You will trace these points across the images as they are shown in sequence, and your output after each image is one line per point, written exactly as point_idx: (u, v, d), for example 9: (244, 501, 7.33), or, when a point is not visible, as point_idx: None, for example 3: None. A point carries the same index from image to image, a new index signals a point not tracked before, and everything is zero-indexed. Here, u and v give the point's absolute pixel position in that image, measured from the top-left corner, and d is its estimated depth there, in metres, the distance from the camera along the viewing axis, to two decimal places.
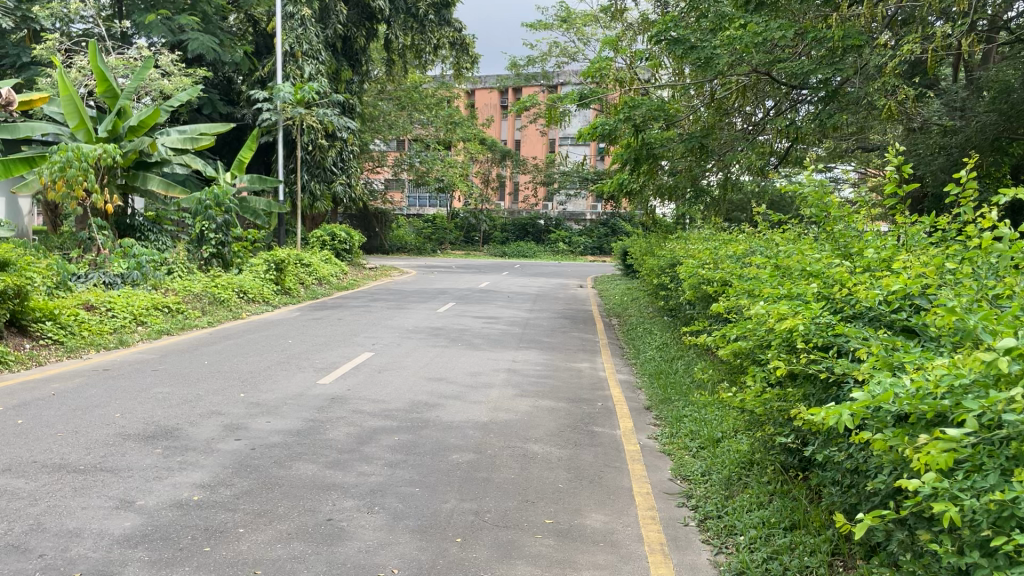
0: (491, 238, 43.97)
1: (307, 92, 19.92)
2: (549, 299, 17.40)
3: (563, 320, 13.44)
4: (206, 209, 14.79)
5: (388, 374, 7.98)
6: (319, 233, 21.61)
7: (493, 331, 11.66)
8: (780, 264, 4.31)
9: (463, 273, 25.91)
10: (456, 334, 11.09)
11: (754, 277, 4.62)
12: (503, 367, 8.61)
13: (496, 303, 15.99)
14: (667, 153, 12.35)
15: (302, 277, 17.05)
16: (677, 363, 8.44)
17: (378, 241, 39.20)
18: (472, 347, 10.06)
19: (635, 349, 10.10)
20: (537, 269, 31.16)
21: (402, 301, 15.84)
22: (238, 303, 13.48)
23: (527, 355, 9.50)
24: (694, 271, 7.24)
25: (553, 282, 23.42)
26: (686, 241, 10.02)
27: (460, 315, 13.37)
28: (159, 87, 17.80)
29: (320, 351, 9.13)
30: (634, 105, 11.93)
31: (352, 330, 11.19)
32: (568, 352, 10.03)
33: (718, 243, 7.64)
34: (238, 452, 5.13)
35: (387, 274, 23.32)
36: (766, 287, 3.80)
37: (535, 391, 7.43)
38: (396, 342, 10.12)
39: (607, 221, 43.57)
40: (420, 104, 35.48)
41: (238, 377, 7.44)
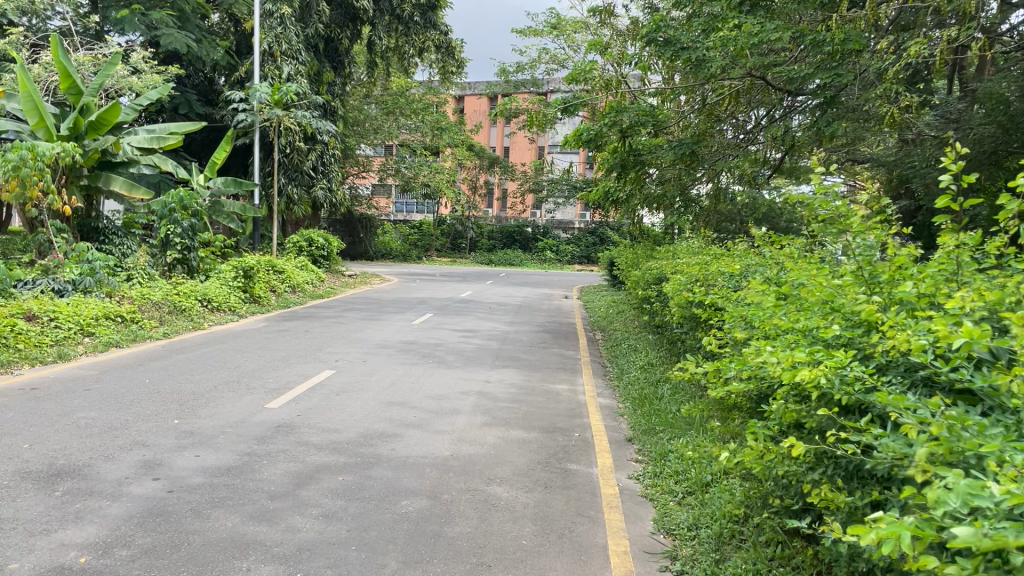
0: (478, 245, 43.28)
1: (285, 93, 19.15)
2: (532, 311, 16.71)
3: (544, 335, 12.75)
4: (171, 212, 13.99)
5: (346, 397, 7.27)
6: (295, 239, 20.87)
7: (470, 346, 10.95)
8: (784, 289, 3.66)
9: (445, 282, 25.19)
10: (429, 349, 10.38)
11: (752, 301, 3.97)
12: (474, 389, 7.91)
13: (476, 314, 15.28)
14: (656, 161, 11.71)
15: (274, 285, 16.30)
16: (662, 387, 7.79)
17: (362, 246, 38.39)
18: (444, 365, 9.35)
19: (618, 368, 9.45)
20: (524, 278, 30.49)
21: (378, 311, 15.10)
22: (201, 312, 12.71)
23: (501, 375, 8.80)
24: (682, 287, 6.59)
25: (538, 292, 22.72)
26: (676, 254, 9.37)
27: (435, 328, 12.66)
28: (127, 84, 17.03)
29: (276, 369, 8.41)
30: (620, 109, 11.06)
31: (318, 343, 10.45)
32: (547, 371, 9.33)
33: (709, 258, 6.99)
34: (152, 498, 4.45)
35: (366, 282, 22.57)
36: (771, 320, 3.16)
37: (506, 418, 6.73)
38: (361, 358, 9.40)
39: (596, 230, 42.92)
40: (407, 108, 34.77)
41: (175, 400, 6.73)
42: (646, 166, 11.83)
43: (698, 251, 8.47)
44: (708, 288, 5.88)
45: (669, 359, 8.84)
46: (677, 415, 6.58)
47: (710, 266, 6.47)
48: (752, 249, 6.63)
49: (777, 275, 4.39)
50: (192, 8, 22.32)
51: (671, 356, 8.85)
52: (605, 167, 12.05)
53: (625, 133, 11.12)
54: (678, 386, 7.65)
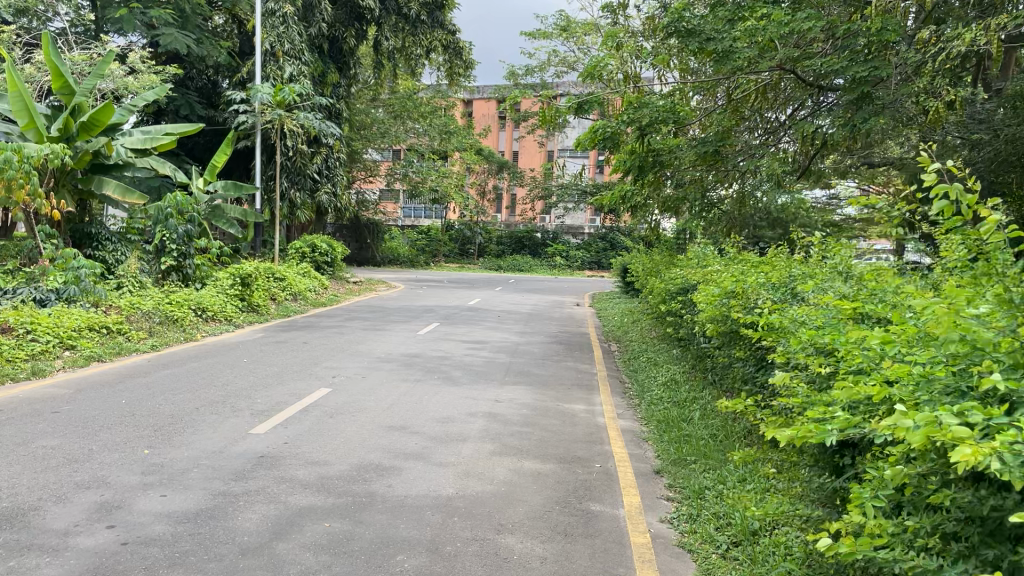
0: (486, 250, 42.61)
1: (287, 93, 18.56)
2: (542, 320, 15.99)
3: (557, 346, 12.02)
4: (165, 216, 13.26)
5: (341, 420, 6.56)
6: (298, 244, 20.21)
7: (476, 359, 10.26)
8: (875, 312, 3.03)
9: (452, 289, 24.46)
10: (433, 363, 9.68)
11: (826, 324, 3.33)
12: (482, 410, 7.20)
13: (484, 323, 14.56)
14: (676, 162, 11.01)
15: (274, 292, 15.66)
16: (690, 409, 7.10)
17: (369, 252, 37.73)
18: (449, 381, 8.65)
19: (638, 385, 8.75)
20: (533, 284, 29.73)
21: (381, 320, 14.40)
22: (195, 322, 12.06)
23: (511, 393, 8.09)
24: (713, 301, 5.90)
25: (548, 299, 22.01)
26: (702, 263, 8.69)
27: (441, 339, 11.94)
28: (122, 84, 16.42)
29: (268, 386, 7.72)
30: (638, 105, 10.30)
31: (315, 356, 9.78)
32: (560, 388, 8.60)
33: (743, 267, 6.30)
34: (101, 552, 3.76)
35: (372, 289, 21.88)
36: (871, 355, 2.55)
37: (518, 446, 6.01)
38: (360, 374, 8.69)
39: (606, 235, 42.15)
40: (414, 112, 34.16)
41: (149, 425, 6.04)
42: (665, 167, 11.14)
43: (728, 259, 7.79)
44: (748, 302, 5.20)
45: (695, 377, 8.15)
46: (713, 444, 5.87)
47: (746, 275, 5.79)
48: (790, 262, 5.96)
49: (848, 292, 3.75)
50: (193, 8, 21.73)
51: (698, 372, 8.17)
52: (621, 169, 11.35)
53: (644, 131, 10.42)
54: (709, 408, 6.96)
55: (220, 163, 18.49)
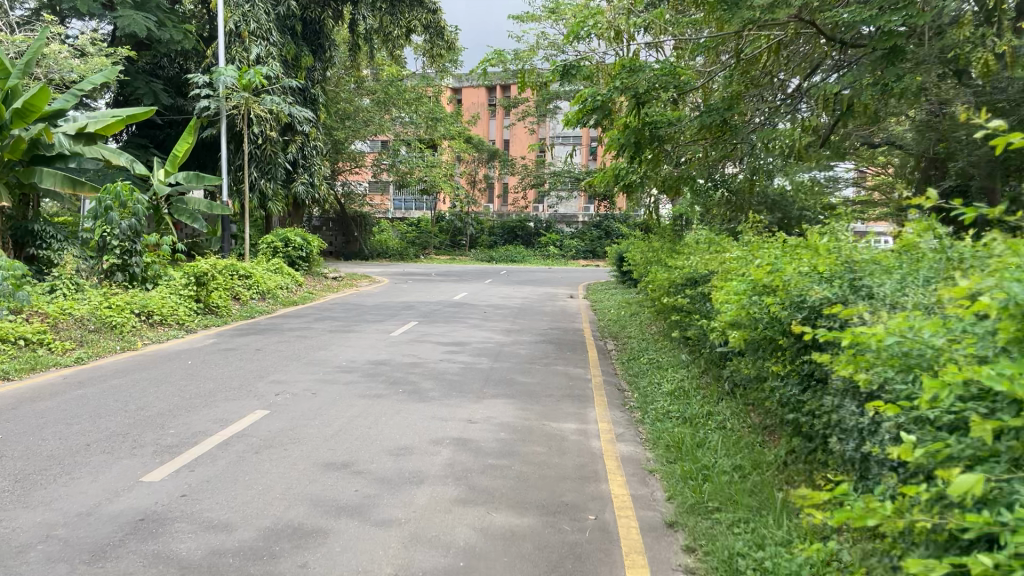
0: (478, 241, 41.20)
1: (252, 76, 17.14)
2: (533, 316, 14.60)
3: (548, 347, 10.60)
4: (105, 209, 11.82)
5: (268, 457, 5.19)
6: (269, 239, 18.66)
7: (452, 365, 8.87)
8: None
9: (438, 282, 23.01)
10: (401, 373, 8.28)
11: (997, 351, 2.08)
12: (449, 436, 5.84)
13: (467, 321, 13.14)
14: (677, 135, 9.64)
15: (237, 291, 14.30)
16: (706, 433, 5.72)
17: (356, 246, 36.29)
18: (415, 394, 7.27)
19: (639, 396, 7.34)
20: (526, 275, 28.32)
21: (353, 320, 12.99)
22: (137, 328, 10.66)
23: (489, 410, 6.71)
24: (737, 294, 4.56)
25: (539, 292, 20.56)
26: (715, 251, 7.27)
27: (416, 342, 10.53)
28: (68, 67, 14.94)
29: (192, 410, 6.35)
30: (634, 69, 8.84)
31: (263, 366, 8.40)
32: (549, 402, 7.20)
33: (775, 251, 4.90)
34: None
35: (351, 285, 20.39)
36: None
37: (489, 491, 4.65)
38: (310, 389, 7.31)
39: (600, 223, 40.76)
40: (398, 99, 32.73)
41: (14, 473, 4.70)
42: (666, 142, 9.75)
43: (752, 244, 6.39)
44: (794, 300, 3.87)
45: (711, 387, 6.77)
46: (742, 488, 4.53)
47: (784, 260, 4.44)
48: (838, 245, 4.61)
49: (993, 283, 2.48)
50: None
51: (713, 381, 6.82)
52: (615, 144, 9.93)
53: (640, 100, 9.00)
54: (731, 432, 5.59)
55: (182, 152, 17.13)
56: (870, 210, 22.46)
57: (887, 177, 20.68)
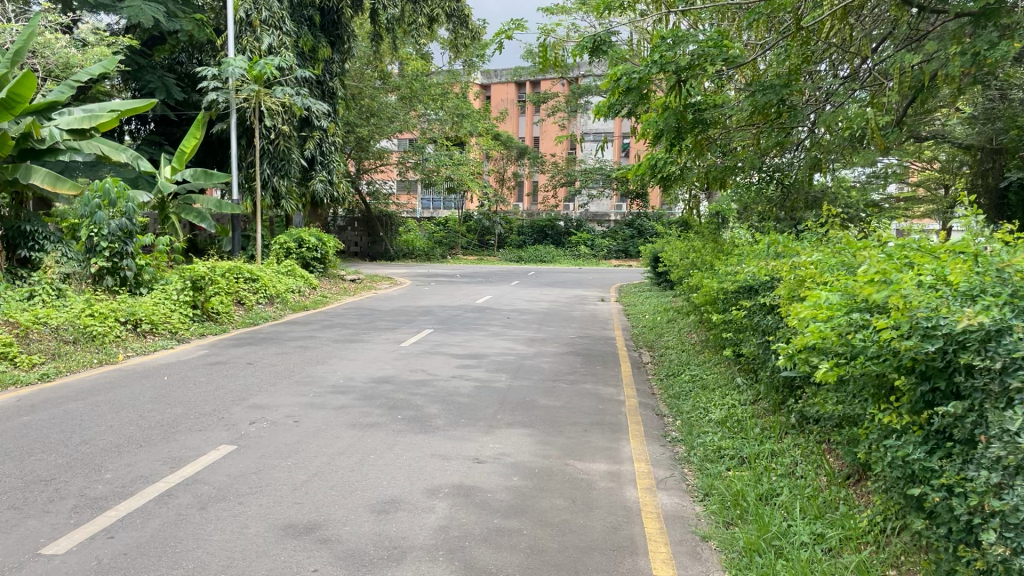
0: (507, 241, 40.04)
1: (264, 67, 16.14)
2: (561, 321, 13.40)
3: (576, 360, 9.41)
4: (93, 208, 11.04)
5: (215, 516, 4.08)
6: (282, 239, 17.65)
7: (464, 384, 7.76)
8: None
9: (463, 285, 21.90)
10: (403, 394, 7.16)
11: None
12: (449, 483, 4.71)
13: (488, 329, 11.99)
14: (722, 119, 8.48)
15: (243, 295, 13.36)
16: (773, 484, 4.53)
17: (382, 246, 35.35)
18: (416, 423, 6.16)
19: (683, 426, 6.16)
20: (554, 276, 27.01)
21: (365, 327, 11.94)
22: (122, 337, 9.72)
23: (502, 445, 5.56)
24: (821, 312, 3.41)
25: (569, 295, 19.33)
26: (775, 255, 6.09)
27: (428, 355, 9.41)
28: (64, 57, 14.30)
29: (145, 445, 5.30)
30: (674, 41, 7.66)
31: (248, 385, 7.36)
32: (575, 433, 6.05)
33: (867, 256, 3.75)
34: None
35: (370, 287, 19.44)
36: None
37: (490, 573, 3.51)
38: (292, 415, 6.23)
39: (633, 222, 39.25)
40: (424, 95, 31.71)
41: None
42: (709, 128, 8.58)
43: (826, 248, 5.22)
44: (920, 327, 2.73)
45: (773, 419, 5.60)
46: (833, 574, 3.36)
47: (888, 267, 3.29)
48: (958, 249, 3.45)
49: None
50: None
51: (776, 411, 5.63)
52: (652, 131, 8.75)
53: (681, 79, 7.80)
54: (805, 484, 4.40)
55: (190, 149, 16.33)
56: (922, 205, 20.91)
57: (942, 171, 19.16)
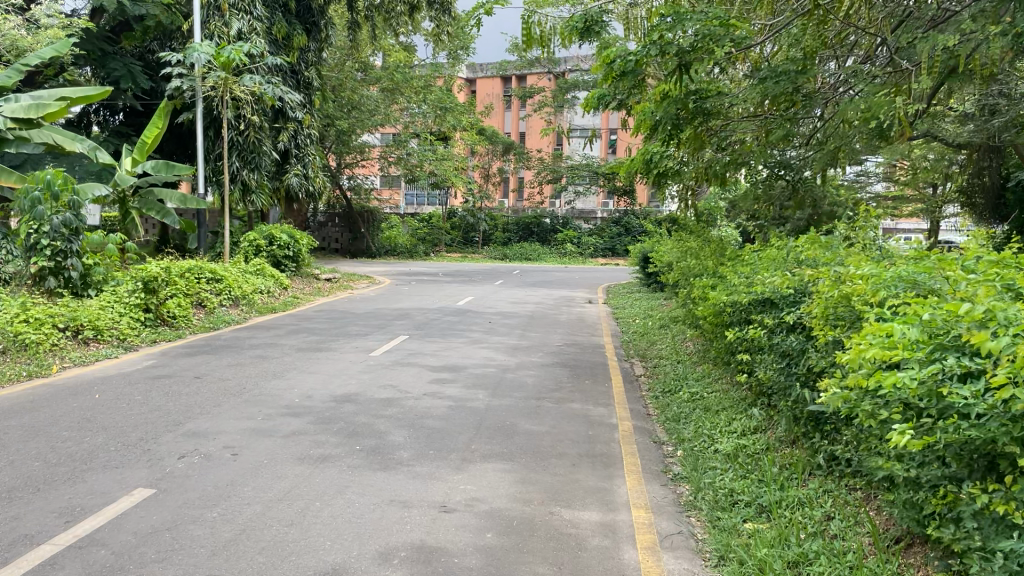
0: (492, 238, 39.05)
1: (231, 53, 15.18)
2: (546, 327, 12.52)
3: (562, 372, 8.57)
4: (34, 203, 10.09)
5: None
6: (251, 236, 16.67)
7: (437, 403, 6.89)
8: None
9: (445, 284, 20.99)
10: (365, 417, 6.27)
11: None
12: (407, 543, 3.85)
13: (468, 335, 11.12)
14: (726, 108, 7.69)
15: (204, 297, 12.43)
16: (804, 545, 3.72)
17: (364, 242, 34.28)
18: (377, 455, 5.29)
19: (686, 460, 5.32)
20: (540, 275, 26.09)
21: (335, 333, 11.03)
22: (59, 345, 8.77)
23: (475, 487, 4.70)
24: (894, 349, 2.60)
25: (554, 296, 18.44)
26: (794, 263, 5.30)
27: (399, 366, 8.50)
28: (13, 39, 13.42)
29: (44, 490, 4.40)
30: (673, 18, 6.80)
31: (188, 407, 6.45)
32: (562, 468, 5.20)
33: (946, 276, 2.94)
34: None
35: (346, 286, 18.53)
36: None
37: None
38: (231, 446, 5.34)
39: (620, 219, 38.32)
40: (406, 87, 30.67)
41: None
42: (712, 119, 7.79)
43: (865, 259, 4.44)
44: None
45: (795, 456, 4.79)
46: None
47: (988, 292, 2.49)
48: None
49: None
50: None
51: (798, 447, 4.83)
52: (647, 121, 7.88)
53: (684, 63, 6.93)
54: (845, 550, 3.59)
55: (152, 139, 15.40)
56: (911, 206, 20.26)
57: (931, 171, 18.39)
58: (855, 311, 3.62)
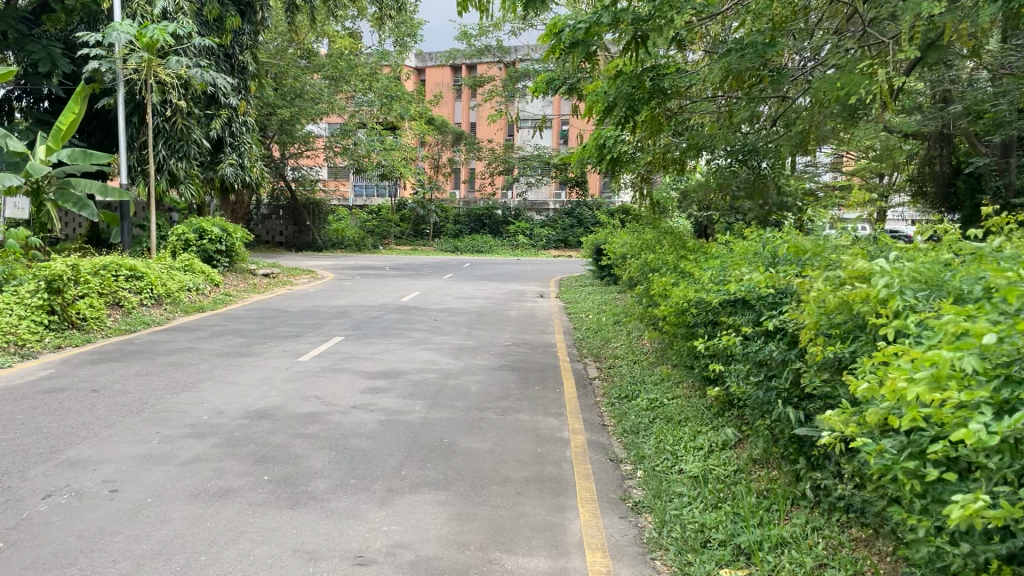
0: (443, 231, 38.12)
1: (155, 32, 14.00)
2: (495, 324, 11.76)
3: (510, 377, 7.83)
4: None
5: None
6: (180, 230, 15.59)
7: (366, 417, 6.08)
8: None
9: (391, 279, 20.07)
10: (280, 437, 5.42)
11: None
12: None
13: (410, 335, 10.30)
14: (684, 88, 7.08)
15: (122, 296, 11.42)
16: None
17: (310, 236, 33.06)
18: (286, 488, 4.47)
19: (647, 484, 4.65)
20: (491, 269, 25.29)
21: (263, 334, 10.12)
22: None
23: (399, 529, 3.93)
24: (945, 383, 1.95)
25: (505, 290, 17.67)
26: (771, 259, 4.65)
27: (328, 374, 7.65)
28: None
29: None
30: None
31: (72, 428, 5.56)
32: (504, 497, 4.45)
33: (993, 283, 2.31)
34: None
35: (285, 282, 17.52)
36: None
37: None
38: (111, 481, 4.49)
39: (573, 210, 37.70)
40: (352, 75, 29.51)
41: None
42: (671, 100, 7.18)
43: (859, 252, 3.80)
44: None
45: (773, 481, 4.17)
46: None
47: None
48: None
49: None
50: None
51: (776, 470, 4.20)
52: (599, 104, 7.19)
53: (640, 34, 6.27)
54: None
55: (68, 125, 14.27)
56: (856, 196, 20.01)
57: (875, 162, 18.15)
58: (858, 317, 2.99)
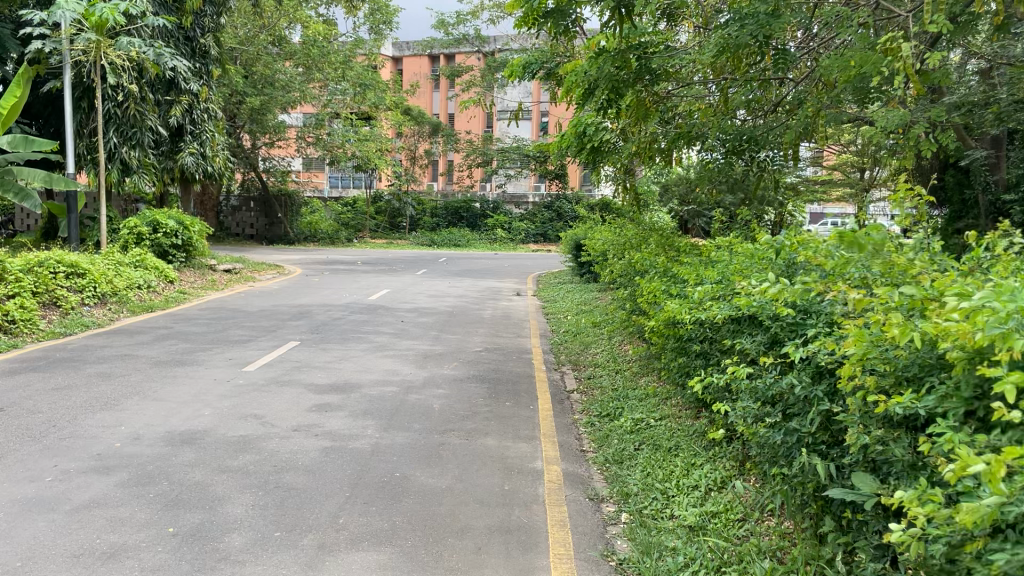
0: (420, 224, 37.15)
1: (101, 9, 12.97)
2: (467, 327, 10.92)
3: (478, 390, 7.01)
4: None
5: None
6: (132, 223, 14.63)
7: (306, 443, 5.25)
8: None
9: (362, 275, 19.17)
10: (200, 473, 4.58)
11: None
12: None
13: (372, 339, 9.45)
14: (675, 68, 6.30)
15: (59, 295, 10.51)
16: None
17: (281, 228, 31.99)
18: (189, 545, 3.64)
19: (636, 534, 3.88)
20: (467, 263, 24.43)
21: (211, 338, 9.24)
22: None
23: None
24: None
25: (480, 287, 16.83)
26: (787, 267, 3.89)
27: (274, 388, 6.78)
28: None
29: None
30: None
31: None
32: (459, 554, 3.64)
33: None
34: None
35: (247, 278, 16.58)
36: None
37: None
38: None
39: (552, 204, 36.90)
40: (324, 63, 28.38)
41: None
42: (660, 82, 6.40)
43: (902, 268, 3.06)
44: None
45: (787, 539, 3.43)
46: None
47: None
48: None
49: None
50: None
51: (790, 524, 3.46)
52: (580, 87, 6.38)
53: (626, 3, 5.47)
54: None
55: (8, 110, 13.22)
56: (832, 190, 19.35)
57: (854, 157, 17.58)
58: (931, 354, 2.24)
